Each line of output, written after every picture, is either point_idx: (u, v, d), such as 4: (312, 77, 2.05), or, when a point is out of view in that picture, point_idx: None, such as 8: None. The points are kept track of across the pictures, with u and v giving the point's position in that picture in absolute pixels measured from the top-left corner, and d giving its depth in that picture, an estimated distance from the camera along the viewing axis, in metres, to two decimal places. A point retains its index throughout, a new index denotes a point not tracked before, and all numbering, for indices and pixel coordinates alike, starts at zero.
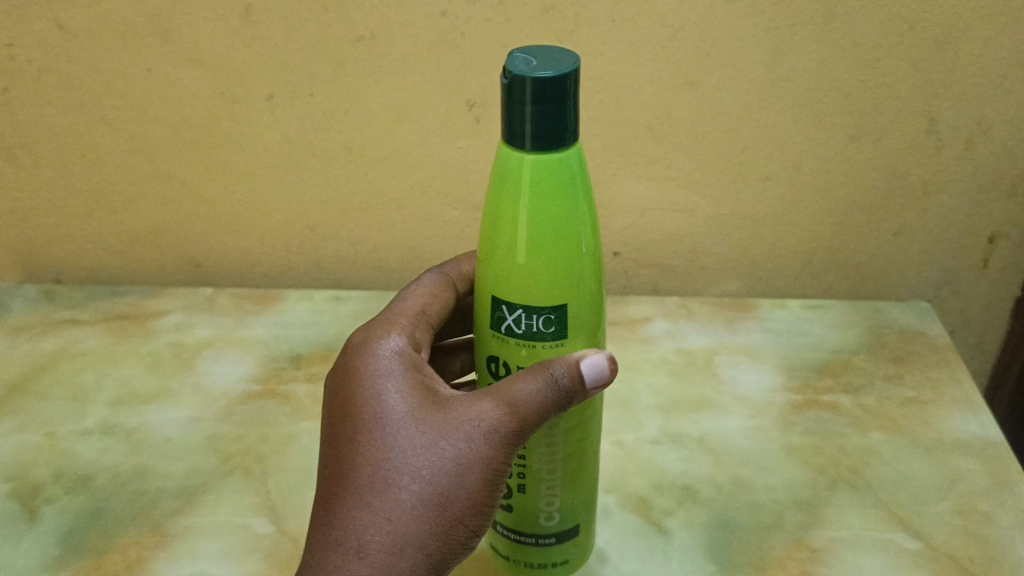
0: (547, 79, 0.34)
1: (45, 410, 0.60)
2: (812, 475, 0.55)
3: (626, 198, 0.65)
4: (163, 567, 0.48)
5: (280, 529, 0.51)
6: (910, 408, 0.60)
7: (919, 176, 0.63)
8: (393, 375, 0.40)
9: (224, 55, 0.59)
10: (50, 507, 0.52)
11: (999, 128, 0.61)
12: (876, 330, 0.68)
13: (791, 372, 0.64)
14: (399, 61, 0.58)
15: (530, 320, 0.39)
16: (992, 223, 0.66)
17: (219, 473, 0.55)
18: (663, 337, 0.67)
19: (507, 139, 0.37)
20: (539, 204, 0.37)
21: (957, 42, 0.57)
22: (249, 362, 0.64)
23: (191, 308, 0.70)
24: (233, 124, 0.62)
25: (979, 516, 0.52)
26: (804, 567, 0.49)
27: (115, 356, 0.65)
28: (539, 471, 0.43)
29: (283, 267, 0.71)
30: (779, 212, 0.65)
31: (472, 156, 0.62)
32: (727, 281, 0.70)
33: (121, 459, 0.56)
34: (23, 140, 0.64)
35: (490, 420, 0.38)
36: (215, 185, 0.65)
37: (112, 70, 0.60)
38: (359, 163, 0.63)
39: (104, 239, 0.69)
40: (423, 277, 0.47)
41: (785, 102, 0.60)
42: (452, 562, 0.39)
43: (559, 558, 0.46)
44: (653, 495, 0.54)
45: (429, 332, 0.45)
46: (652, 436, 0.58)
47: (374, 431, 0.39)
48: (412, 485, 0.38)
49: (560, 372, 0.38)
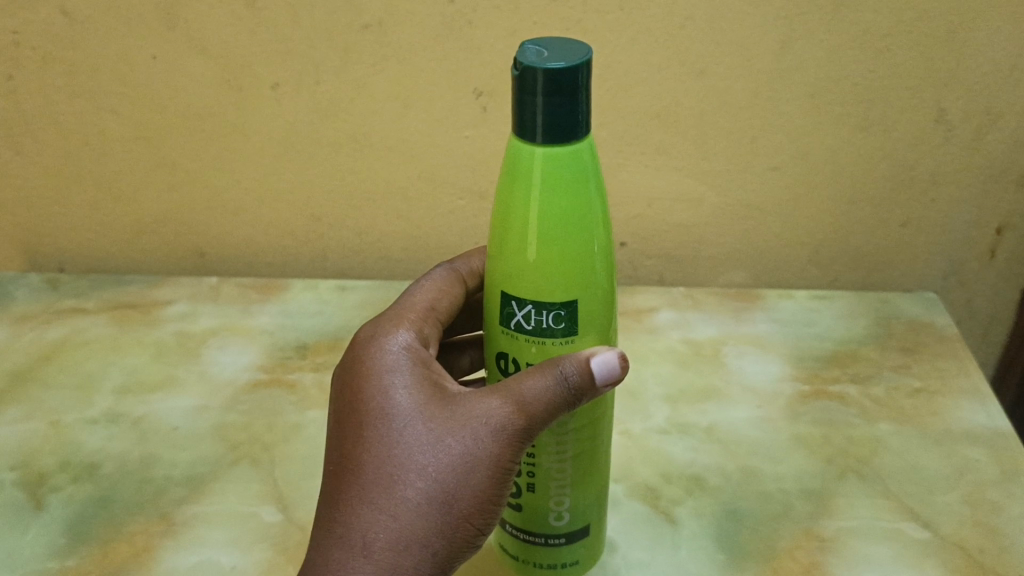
0: (559, 71, 0.33)
1: (50, 398, 0.60)
2: (821, 465, 0.55)
3: (633, 188, 0.64)
4: (171, 555, 0.48)
5: (288, 518, 0.51)
6: (918, 399, 0.60)
7: (927, 167, 0.63)
8: (400, 371, 0.40)
9: (229, 42, 0.58)
10: (56, 495, 0.52)
11: (1008, 119, 0.61)
12: (882, 321, 0.67)
13: (799, 362, 0.64)
14: (406, 50, 0.58)
15: (541, 316, 0.39)
16: (1000, 214, 0.65)
17: (226, 462, 0.54)
18: (670, 327, 0.67)
19: (518, 132, 0.36)
20: (550, 198, 0.37)
21: (967, 31, 0.57)
22: (254, 351, 0.64)
23: (196, 298, 0.70)
24: (238, 113, 0.62)
25: (989, 506, 0.52)
26: (814, 556, 0.49)
27: (119, 345, 0.65)
28: (548, 470, 0.43)
29: (287, 257, 0.70)
30: (786, 202, 0.65)
31: (479, 146, 0.62)
32: (733, 272, 0.70)
33: (126, 447, 0.56)
34: (27, 128, 0.64)
35: (499, 418, 0.38)
36: (220, 174, 0.65)
37: (117, 57, 0.60)
38: (365, 152, 0.63)
39: (109, 228, 0.69)
40: (433, 271, 0.47)
41: (794, 91, 0.59)
42: (459, 560, 0.39)
43: (569, 559, 0.46)
44: (661, 484, 0.54)
45: (438, 328, 0.45)
46: (660, 426, 0.58)
47: (381, 427, 0.38)
48: (418, 483, 0.37)
49: (570, 369, 0.38)
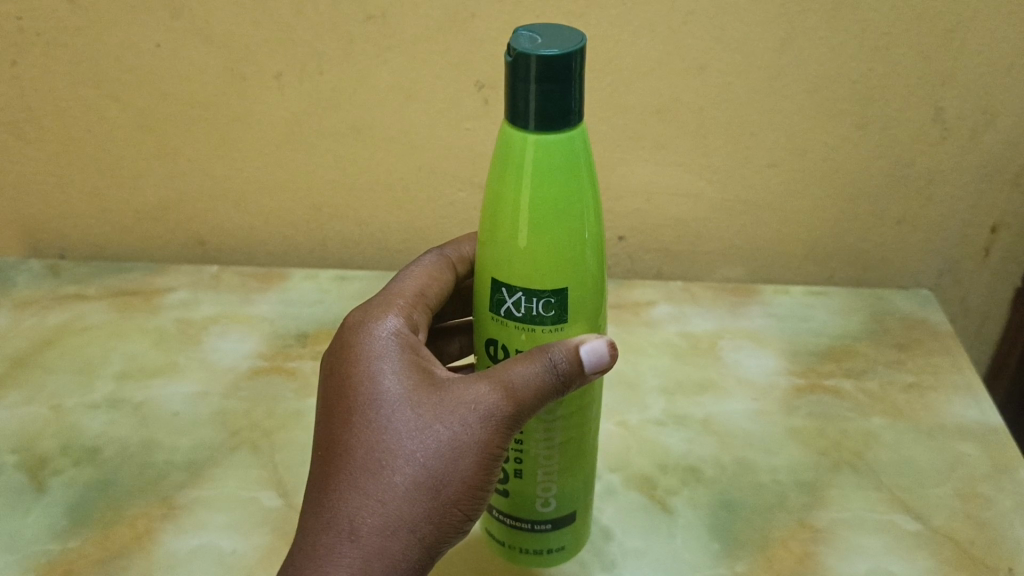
0: (551, 58, 0.34)
1: (52, 383, 0.60)
2: (815, 458, 0.56)
3: (633, 182, 0.65)
4: (172, 538, 0.49)
5: (288, 503, 0.51)
6: (912, 393, 0.61)
7: (924, 165, 0.64)
8: (388, 357, 0.40)
9: (234, 32, 0.59)
10: (57, 479, 0.52)
11: (1004, 119, 0.61)
12: (877, 316, 0.68)
13: (794, 357, 0.64)
14: (409, 41, 0.58)
15: (530, 303, 0.39)
16: (995, 213, 0.66)
17: (226, 448, 0.55)
18: (667, 320, 0.68)
19: (511, 119, 0.37)
20: (541, 186, 0.37)
21: (965, 30, 0.57)
22: (255, 339, 0.65)
23: (197, 286, 0.70)
24: (241, 101, 0.62)
25: (980, 499, 0.52)
26: (806, 547, 0.49)
27: (121, 331, 0.65)
28: (536, 456, 0.43)
29: (288, 246, 0.71)
30: (783, 199, 0.66)
31: (480, 137, 0.62)
32: (730, 267, 0.71)
33: (127, 432, 0.56)
34: (30, 114, 0.64)
35: (487, 404, 0.38)
36: (223, 163, 0.65)
37: (122, 45, 0.60)
38: (367, 142, 0.63)
39: (110, 215, 0.69)
40: (423, 257, 0.47)
41: (793, 88, 0.60)
42: (446, 545, 0.39)
43: (556, 545, 0.47)
44: (657, 474, 0.54)
45: (427, 314, 0.45)
46: (656, 417, 0.59)
47: (369, 413, 0.39)
48: (406, 468, 0.38)
49: (559, 357, 0.38)
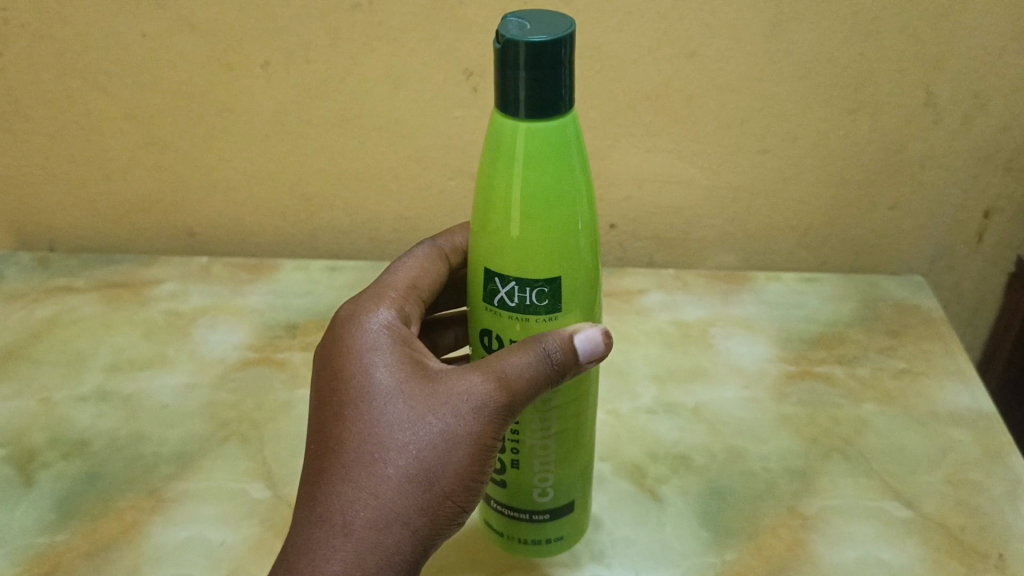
0: (540, 45, 0.33)
1: (40, 375, 0.60)
2: (805, 445, 0.55)
3: (624, 169, 0.64)
4: (160, 530, 0.49)
5: (277, 494, 0.51)
6: (904, 379, 0.61)
7: (917, 150, 0.63)
8: (381, 349, 0.40)
9: (221, 20, 0.58)
10: (45, 472, 0.52)
11: (997, 102, 0.61)
12: (870, 302, 0.68)
13: (787, 344, 0.64)
14: (396, 29, 0.58)
15: (524, 293, 0.39)
16: (988, 197, 0.66)
17: (215, 440, 0.55)
18: (659, 309, 0.68)
19: (501, 108, 0.36)
20: (533, 174, 0.37)
21: (957, 14, 0.57)
22: (245, 330, 0.64)
23: (187, 277, 0.70)
24: (227, 91, 0.61)
25: (970, 485, 0.52)
26: (796, 534, 0.49)
27: (110, 323, 0.65)
28: (532, 447, 0.43)
29: (278, 238, 0.71)
30: (775, 185, 0.65)
31: (469, 126, 0.62)
32: (723, 254, 0.70)
33: (116, 424, 0.56)
34: (17, 106, 0.63)
35: (480, 395, 0.38)
36: (211, 153, 0.65)
37: (107, 35, 0.59)
38: (355, 132, 0.63)
39: (98, 207, 0.69)
40: (415, 250, 0.47)
41: (784, 74, 0.59)
42: (441, 537, 0.39)
43: (554, 534, 0.47)
44: (647, 462, 0.54)
45: (421, 306, 0.45)
46: (647, 405, 0.59)
47: (362, 406, 0.39)
48: (399, 460, 0.38)
49: (553, 347, 0.38)
